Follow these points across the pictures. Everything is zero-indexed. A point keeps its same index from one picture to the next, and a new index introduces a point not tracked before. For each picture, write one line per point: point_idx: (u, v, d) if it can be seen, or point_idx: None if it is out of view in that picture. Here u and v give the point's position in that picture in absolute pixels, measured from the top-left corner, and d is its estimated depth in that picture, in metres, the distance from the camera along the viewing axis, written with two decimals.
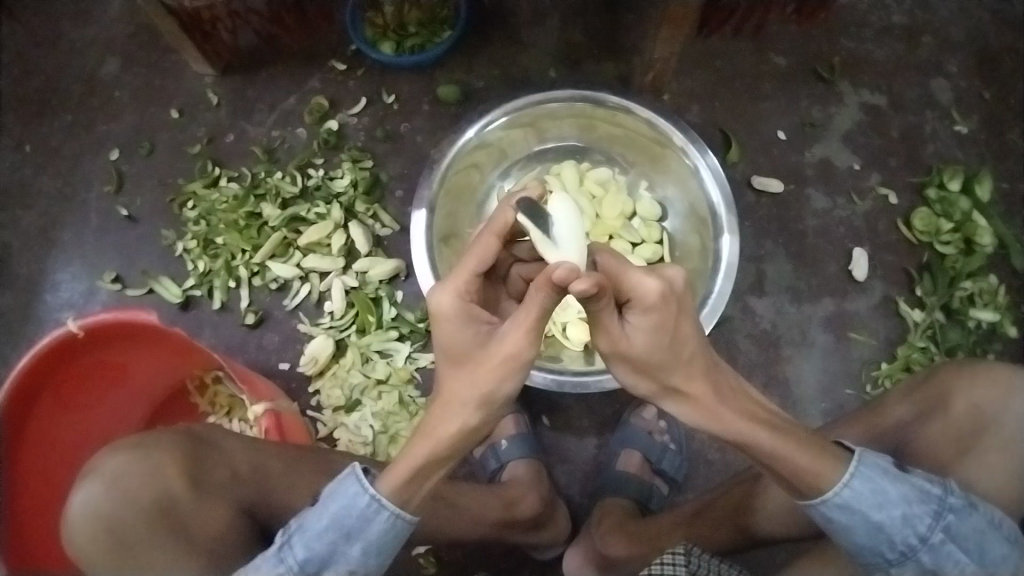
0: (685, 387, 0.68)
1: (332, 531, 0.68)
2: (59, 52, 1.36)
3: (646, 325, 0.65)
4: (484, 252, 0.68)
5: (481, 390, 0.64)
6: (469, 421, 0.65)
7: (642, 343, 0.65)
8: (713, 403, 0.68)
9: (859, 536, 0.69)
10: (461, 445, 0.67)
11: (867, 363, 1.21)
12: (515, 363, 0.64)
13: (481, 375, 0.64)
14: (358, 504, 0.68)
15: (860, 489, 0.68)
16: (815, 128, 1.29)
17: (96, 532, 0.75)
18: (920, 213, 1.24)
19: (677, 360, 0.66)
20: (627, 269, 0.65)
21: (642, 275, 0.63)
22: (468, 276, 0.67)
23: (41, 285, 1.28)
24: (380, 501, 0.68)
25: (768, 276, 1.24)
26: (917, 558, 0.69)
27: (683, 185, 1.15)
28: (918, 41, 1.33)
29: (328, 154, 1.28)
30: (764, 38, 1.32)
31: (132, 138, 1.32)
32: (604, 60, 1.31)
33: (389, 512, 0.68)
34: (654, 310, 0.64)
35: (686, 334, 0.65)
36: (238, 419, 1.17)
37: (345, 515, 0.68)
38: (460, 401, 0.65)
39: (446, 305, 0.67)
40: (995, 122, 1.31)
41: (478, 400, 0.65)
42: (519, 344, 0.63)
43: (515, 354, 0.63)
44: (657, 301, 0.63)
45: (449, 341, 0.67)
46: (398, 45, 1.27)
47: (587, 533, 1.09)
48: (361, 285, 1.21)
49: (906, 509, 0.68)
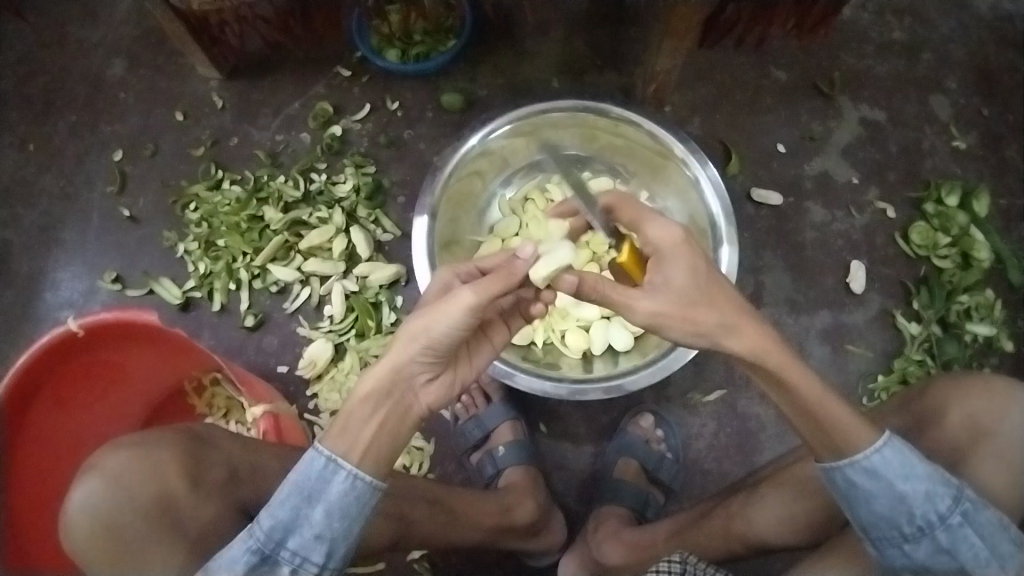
0: (733, 329, 0.72)
1: (293, 496, 0.66)
2: (64, 52, 1.37)
3: (679, 265, 0.74)
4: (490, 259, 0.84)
5: (422, 327, 0.69)
6: (399, 359, 0.69)
7: (682, 280, 0.73)
8: (768, 341, 0.72)
9: (880, 505, 0.70)
10: (393, 393, 0.69)
11: (865, 376, 1.21)
12: (457, 305, 0.68)
13: (417, 316, 0.70)
14: (315, 467, 0.66)
15: (889, 456, 0.70)
16: (815, 142, 1.30)
17: (94, 527, 0.74)
18: (918, 227, 1.25)
19: (711, 291, 0.73)
20: (647, 220, 0.77)
21: (656, 226, 0.76)
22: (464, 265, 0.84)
23: (41, 284, 1.28)
24: (335, 461, 0.66)
25: (766, 288, 1.25)
26: (932, 535, 0.69)
27: (683, 196, 1.16)
28: (918, 57, 1.35)
29: (331, 159, 1.29)
30: (765, 52, 1.33)
31: (135, 139, 1.32)
32: (606, 71, 1.32)
33: (346, 472, 0.66)
34: (682, 249, 0.74)
35: (716, 275, 0.74)
36: (235, 421, 1.17)
37: (305, 479, 0.66)
38: (399, 340, 0.69)
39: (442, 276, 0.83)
40: (993, 138, 1.33)
41: (407, 338, 0.69)
42: (468, 292, 0.69)
43: (458, 296, 0.69)
44: (678, 240, 0.75)
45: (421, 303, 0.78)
46: (403, 53, 1.28)
47: (582, 540, 1.09)
48: (361, 290, 1.22)
49: (930, 486, 0.69)
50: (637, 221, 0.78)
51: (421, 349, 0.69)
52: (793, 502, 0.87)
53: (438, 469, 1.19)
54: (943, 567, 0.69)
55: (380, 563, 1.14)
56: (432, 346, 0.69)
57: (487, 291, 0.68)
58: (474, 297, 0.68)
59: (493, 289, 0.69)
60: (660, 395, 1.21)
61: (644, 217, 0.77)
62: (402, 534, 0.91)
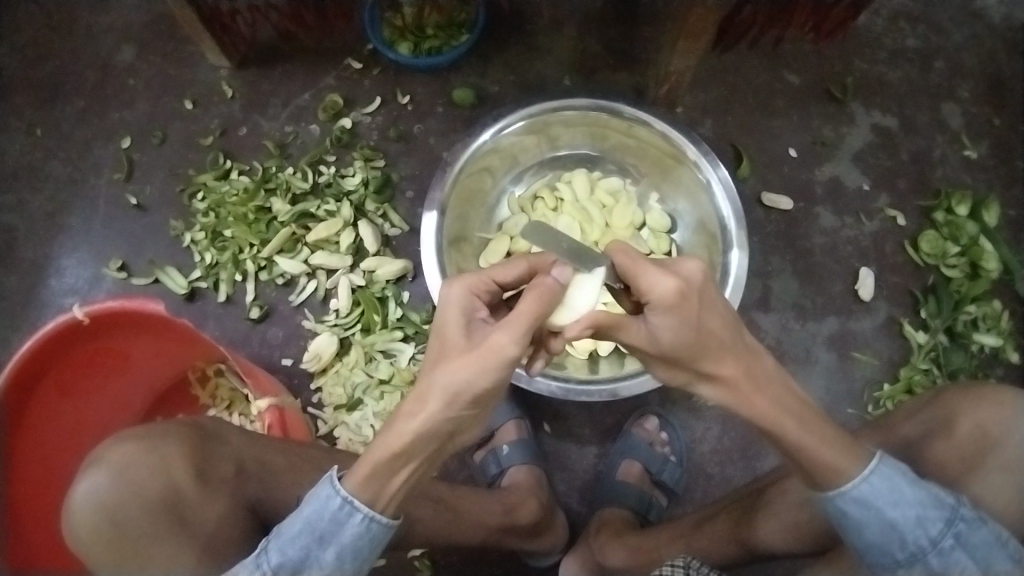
0: (718, 371, 0.67)
1: (304, 534, 0.65)
2: (74, 36, 1.36)
3: (669, 320, 0.66)
4: (507, 269, 0.74)
5: (452, 382, 0.61)
6: (436, 418, 0.62)
7: (666, 331, 0.67)
8: (764, 385, 0.68)
9: (872, 533, 0.69)
10: (429, 443, 0.64)
11: (870, 384, 1.21)
12: (499, 359, 0.61)
13: (454, 368, 0.62)
14: (331, 507, 0.65)
15: (878, 484, 0.68)
16: (826, 148, 1.30)
17: (99, 522, 0.74)
18: (927, 235, 1.25)
19: (705, 345, 0.66)
20: (642, 270, 0.67)
21: (656, 275, 0.66)
22: (483, 279, 0.72)
23: (45, 270, 1.27)
24: (351, 503, 0.65)
25: (774, 292, 1.24)
26: (925, 560, 0.69)
27: (694, 199, 1.15)
28: (931, 65, 1.34)
29: (340, 151, 1.28)
30: (779, 55, 1.33)
31: (144, 127, 1.31)
32: (619, 71, 1.31)
33: (362, 514, 0.65)
34: (671, 307, 0.65)
35: (709, 319, 0.66)
36: (239, 413, 1.16)
37: (319, 519, 0.65)
38: (431, 394, 0.62)
39: (454, 295, 0.69)
40: (1004, 148, 1.33)
41: (441, 392, 0.62)
42: (506, 339, 0.62)
43: (499, 347, 0.61)
44: (673, 298, 0.65)
45: (443, 332, 0.66)
46: (415, 47, 1.27)
47: (584, 541, 1.09)
48: (367, 284, 1.21)
49: (920, 510, 0.68)
50: (629, 272, 0.68)
51: (458, 406, 0.62)
52: (799, 509, 0.86)
53: (441, 467, 1.19)
54: None
55: (381, 560, 1.14)
56: (471, 402, 0.63)
57: (523, 333, 0.62)
58: (513, 344, 0.61)
59: (525, 327, 0.62)
60: (665, 397, 1.21)
61: (639, 268, 0.67)
62: (408, 531, 0.91)
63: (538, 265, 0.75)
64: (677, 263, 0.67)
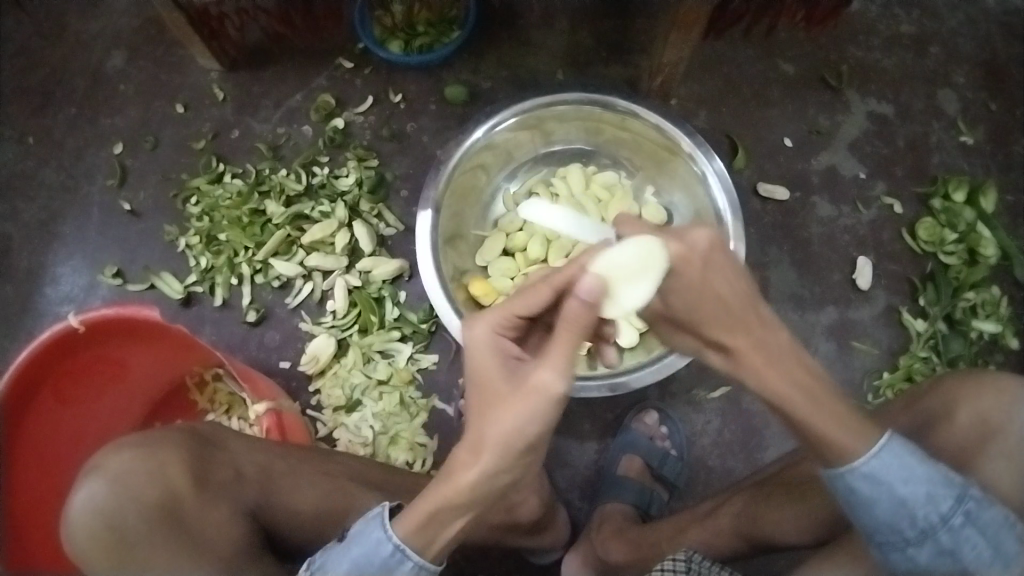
0: (726, 341, 0.70)
1: (351, 574, 0.66)
2: (63, 42, 1.35)
3: (677, 283, 0.70)
4: (533, 296, 0.69)
5: (501, 428, 0.62)
6: (487, 469, 0.62)
7: (677, 295, 0.71)
8: (778, 363, 0.69)
9: (882, 509, 0.69)
10: (485, 493, 0.64)
11: (870, 373, 1.21)
12: (538, 396, 0.62)
13: (503, 414, 0.62)
14: (381, 552, 0.65)
15: (888, 460, 0.68)
16: (821, 137, 1.29)
17: (96, 529, 0.73)
18: (925, 223, 1.24)
19: (712, 309, 0.69)
20: (651, 234, 0.71)
21: (665, 239, 0.70)
22: (508, 314, 0.70)
23: (40, 278, 1.27)
24: (404, 551, 0.64)
25: (772, 283, 1.24)
26: (936, 537, 0.68)
27: (690, 191, 1.15)
28: (926, 51, 1.33)
29: (333, 152, 1.27)
30: (772, 44, 1.32)
31: (135, 132, 1.31)
32: (612, 64, 1.31)
33: (413, 562, 0.65)
34: (677, 270, 0.70)
35: (718, 284, 0.69)
36: (238, 418, 1.16)
37: (367, 563, 0.65)
38: (483, 448, 0.62)
39: (481, 337, 0.69)
40: (1001, 133, 1.32)
41: (491, 443, 0.62)
42: (547, 374, 0.62)
43: (542, 385, 0.62)
44: (677, 262, 0.69)
45: (482, 377, 0.67)
46: (406, 45, 1.27)
47: (587, 537, 1.09)
48: (364, 285, 1.21)
49: (931, 487, 0.68)
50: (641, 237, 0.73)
51: (509, 453, 0.62)
52: (799, 502, 0.86)
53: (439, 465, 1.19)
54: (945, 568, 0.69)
55: None
56: (523, 445, 0.62)
57: (565, 365, 0.62)
58: (557, 379, 0.61)
59: (567, 356, 0.62)
60: (665, 392, 1.21)
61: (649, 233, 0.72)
62: None
63: (561, 286, 0.69)
64: (686, 232, 0.71)
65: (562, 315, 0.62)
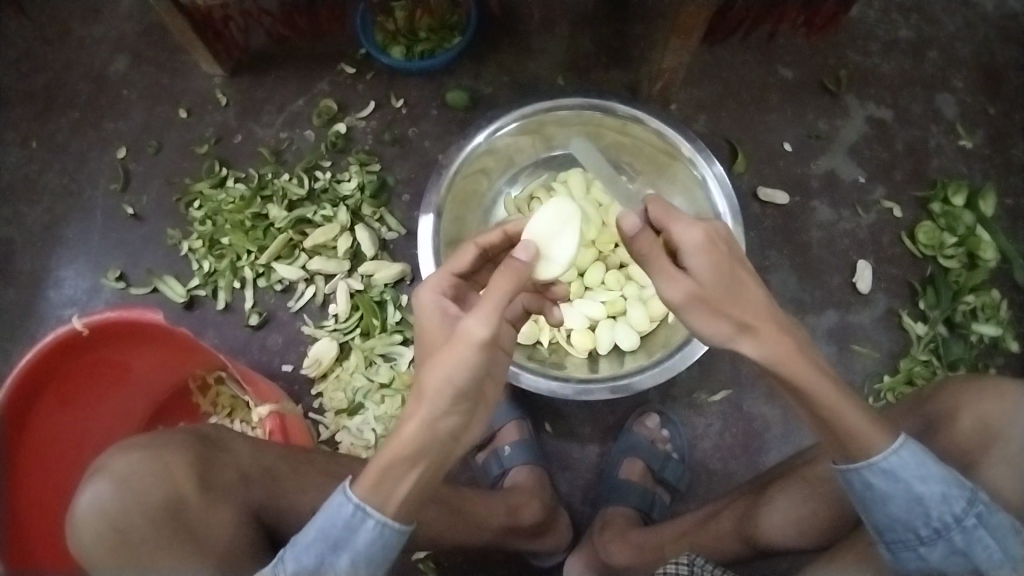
0: (753, 322, 0.68)
1: (318, 541, 0.64)
2: (67, 48, 1.36)
3: (704, 263, 0.69)
4: (463, 258, 0.79)
5: (437, 377, 0.63)
6: (429, 420, 0.63)
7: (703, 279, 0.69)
8: (792, 349, 0.68)
9: (896, 507, 0.69)
10: (432, 446, 0.64)
11: (871, 376, 1.21)
12: (469, 344, 0.63)
13: (438, 363, 0.63)
14: (344, 514, 0.64)
15: (906, 458, 0.68)
16: (821, 141, 1.30)
17: (101, 531, 0.74)
18: (924, 227, 1.25)
19: (738, 291, 0.69)
20: (673, 219, 0.72)
21: (687, 224, 0.71)
22: (446, 276, 0.75)
23: (43, 282, 1.28)
24: (363, 509, 0.63)
25: (772, 287, 1.24)
26: (948, 537, 0.68)
27: (690, 196, 1.15)
28: (924, 56, 1.34)
29: (335, 156, 1.28)
30: (772, 49, 1.33)
31: (139, 137, 1.32)
32: (612, 69, 1.31)
33: (374, 521, 0.64)
34: (705, 251, 0.69)
35: (740, 270, 0.70)
36: (240, 420, 1.16)
37: (332, 526, 0.64)
38: (423, 398, 0.63)
39: (425, 299, 0.72)
40: (999, 138, 1.32)
41: (431, 392, 0.63)
42: (475, 323, 0.63)
43: (469, 333, 0.63)
44: (705, 243, 0.70)
45: (426, 336, 0.70)
46: (407, 50, 1.27)
47: (589, 540, 1.09)
48: (366, 288, 1.21)
49: (945, 487, 0.68)
50: (662, 223, 0.73)
51: (448, 402, 0.63)
52: (800, 504, 0.86)
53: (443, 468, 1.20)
54: (957, 569, 0.69)
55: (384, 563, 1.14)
56: (459, 394, 0.63)
57: (494, 314, 0.63)
58: (484, 327, 0.63)
59: (496, 307, 0.63)
60: (666, 395, 1.21)
61: (671, 217, 0.72)
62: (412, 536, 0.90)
63: (484, 244, 0.80)
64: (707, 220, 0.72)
65: (500, 268, 0.67)
